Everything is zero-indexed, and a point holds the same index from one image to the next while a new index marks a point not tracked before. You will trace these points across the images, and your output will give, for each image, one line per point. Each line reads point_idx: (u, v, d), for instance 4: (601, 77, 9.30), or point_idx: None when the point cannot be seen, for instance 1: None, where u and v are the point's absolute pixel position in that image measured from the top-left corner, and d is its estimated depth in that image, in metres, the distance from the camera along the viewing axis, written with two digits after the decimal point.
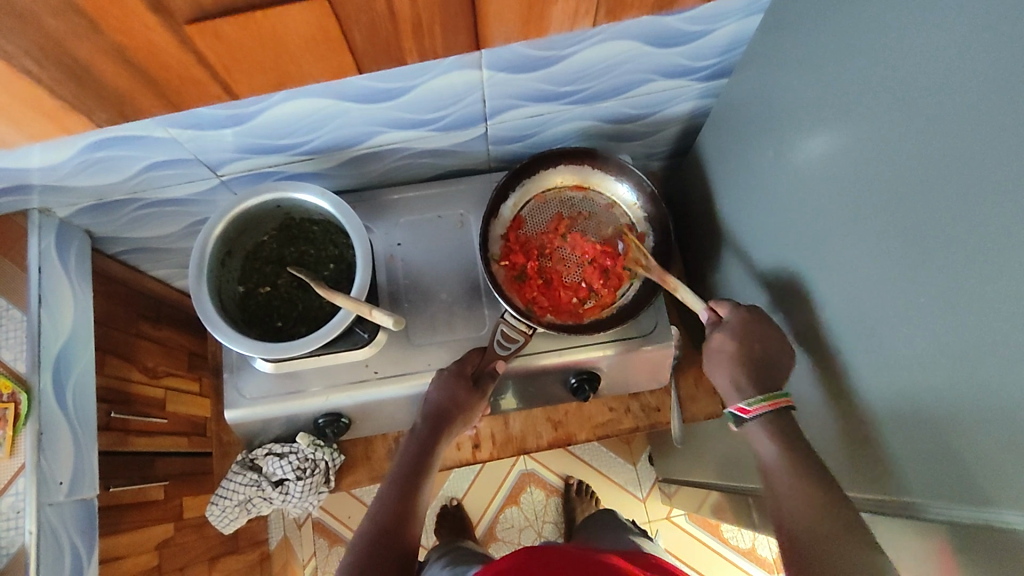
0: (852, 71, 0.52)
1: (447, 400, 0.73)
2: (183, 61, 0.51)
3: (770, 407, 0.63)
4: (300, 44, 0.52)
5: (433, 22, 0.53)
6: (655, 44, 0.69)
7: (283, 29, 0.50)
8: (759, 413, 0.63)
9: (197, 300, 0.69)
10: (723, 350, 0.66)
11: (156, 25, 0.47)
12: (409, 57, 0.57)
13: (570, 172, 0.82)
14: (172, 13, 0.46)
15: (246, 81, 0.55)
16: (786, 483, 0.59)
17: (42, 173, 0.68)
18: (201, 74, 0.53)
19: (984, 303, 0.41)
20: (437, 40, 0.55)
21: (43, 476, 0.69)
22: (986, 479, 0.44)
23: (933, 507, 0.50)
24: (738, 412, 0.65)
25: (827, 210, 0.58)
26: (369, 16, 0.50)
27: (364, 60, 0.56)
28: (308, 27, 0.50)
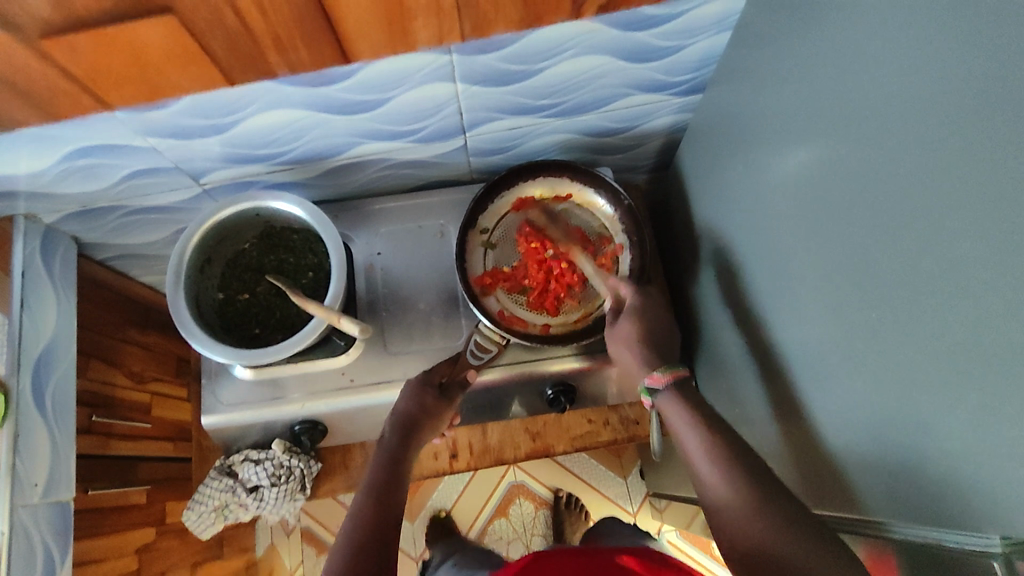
0: (809, 87, 0.52)
1: (415, 407, 0.71)
2: (49, 74, 0.53)
3: (674, 376, 0.64)
4: (161, 57, 0.53)
5: (291, 37, 0.54)
6: (629, 59, 0.69)
7: (139, 43, 0.51)
8: (668, 383, 0.64)
9: (173, 306, 0.70)
10: (625, 331, 0.69)
11: (6, 40, 0.48)
12: (277, 69, 0.58)
13: (547, 184, 0.82)
14: (22, 27, 0.47)
15: (116, 93, 0.57)
16: (748, 519, 0.52)
17: (28, 179, 0.70)
18: (70, 86, 0.55)
19: (922, 317, 0.41)
20: (300, 53, 0.56)
21: (18, 477, 0.69)
22: (934, 496, 0.43)
23: (891, 524, 0.49)
24: (651, 385, 0.65)
25: (789, 224, 0.58)
26: (223, 32, 0.51)
27: (231, 71, 0.57)
28: (164, 40, 0.51)
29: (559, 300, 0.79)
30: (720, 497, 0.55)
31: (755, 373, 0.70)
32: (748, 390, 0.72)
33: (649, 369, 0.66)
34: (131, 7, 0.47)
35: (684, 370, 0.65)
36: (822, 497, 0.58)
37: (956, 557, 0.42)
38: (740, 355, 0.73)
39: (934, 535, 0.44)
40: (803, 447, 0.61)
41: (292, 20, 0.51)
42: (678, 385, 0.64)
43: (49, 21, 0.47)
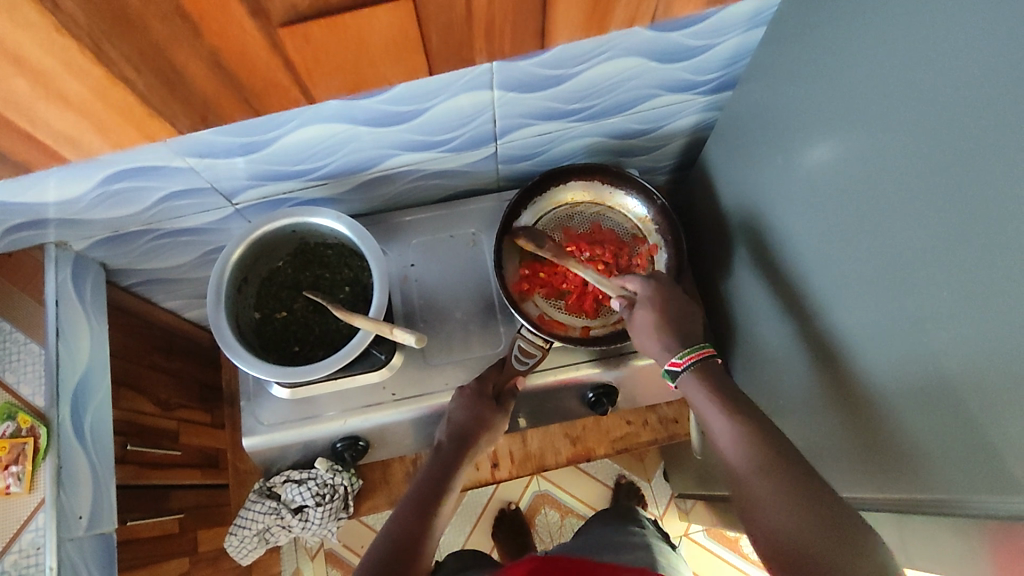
0: (856, 77, 0.53)
1: (472, 420, 0.72)
2: (268, 63, 0.50)
3: (694, 357, 0.67)
4: (381, 49, 0.51)
5: (507, 23, 0.52)
6: (660, 60, 0.70)
7: (369, 28, 0.48)
8: (687, 365, 0.66)
9: (215, 327, 0.69)
10: (646, 320, 0.70)
11: (250, 27, 0.45)
12: (478, 58, 0.56)
13: (581, 187, 0.83)
14: (268, 15, 0.45)
15: (323, 84, 0.54)
16: (761, 487, 0.55)
17: (59, 207, 0.69)
18: (283, 78, 0.52)
19: (999, 293, 0.42)
20: (506, 41, 0.54)
21: (62, 511, 0.67)
22: (1003, 470, 0.44)
23: (950, 499, 0.50)
24: (669, 367, 0.67)
25: (836, 214, 0.59)
26: (446, 16, 0.49)
27: (437, 60, 0.55)
28: (389, 30, 0.49)
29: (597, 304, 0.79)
30: (736, 461, 0.58)
31: (801, 364, 0.70)
32: (792, 382, 0.73)
33: (670, 353, 0.68)
34: None
35: (706, 349, 0.67)
36: (879, 480, 0.59)
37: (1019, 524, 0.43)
38: (782, 347, 0.74)
39: (994, 504, 0.45)
40: (856, 433, 0.61)
41: (516, 7, 0.50)
42: (701, 365, 0.66)
43: (298, 7, 0.45)
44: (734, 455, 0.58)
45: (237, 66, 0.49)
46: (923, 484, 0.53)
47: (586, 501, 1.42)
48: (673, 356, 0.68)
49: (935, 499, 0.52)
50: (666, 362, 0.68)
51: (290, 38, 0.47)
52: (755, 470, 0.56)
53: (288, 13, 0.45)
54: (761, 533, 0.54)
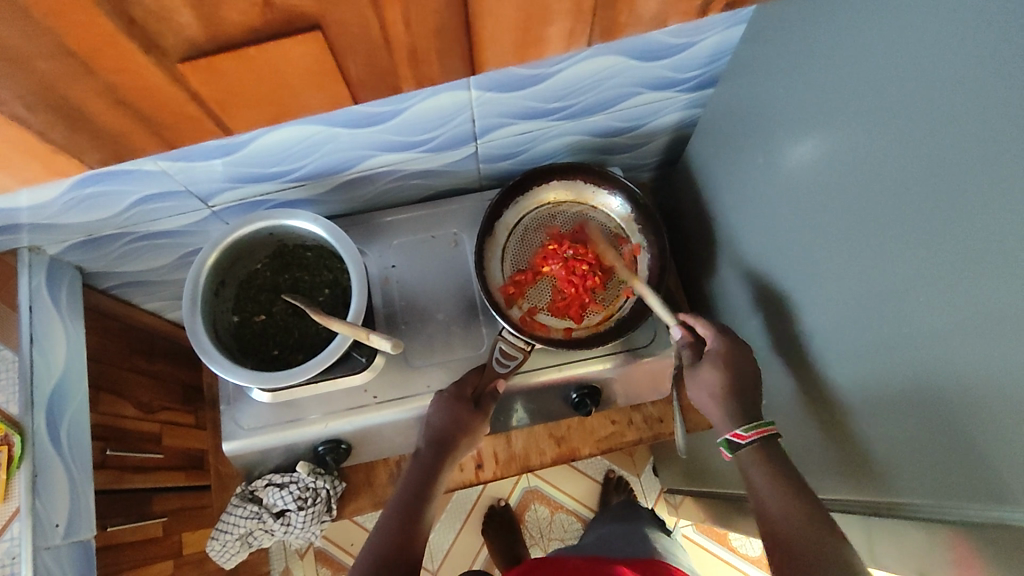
0: (836, 76, 0.52)
1: (450, 423, 0.71)
2: (177, 99, 0.44)
3: (759, 433, 0.62)
4: (300, 78, 0.45)
5: (431, 49, 0.45)
6: (641, 58, 0.69)
7: (279, 59, 0.42)
8: (752, 440, 0.61)
9: (192, 332, 0.68)
10: (712, 381, 0.65)
11: (149, 66, 0.40)
12: (404, 84, 0.48)
13: (563, 187, 0.82)
14: (164, 50, 0.40)
15: (241, 116, 0.48)
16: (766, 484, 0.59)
17: (32, 212, 0.68)
18: (191, 110, 0.46)
19: (979, 298, 0.42)
20: (435, 66, 0.47)
21: (39, 519, 0.67)
22: (985, 479, 0.44)
23: (931, 504, 0.50)
24: (733, 439, 0.62)
25: (818, 215, 0.58)
26: (365, 46, 0.43)
27: (362, 89, 0.48)
28: (307, 62, 0.43)
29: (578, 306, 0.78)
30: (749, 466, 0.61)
31: (783, 364, 0.70)
32: (775, 382, 0.73)
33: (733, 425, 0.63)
34: (277, 24, 0.40)
35: (774, 428, 0.62)
36: (860, 483, 0.60)
37: (1000, 534, 0.44)
38: (765, 347, 0.74)
39: (975, 512, 0.46)
40: (835, 434, 0.61)
41: (437, 29, 0.43)
42: (763, 444, 0.61)
43: (195, 41, 0.39)
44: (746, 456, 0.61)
45: (156, 112, 0.45)
46: (905, 488, 0.53)
47: (575, 497, 1.42)
48: (738, 427, 0.63)
49: (914, 504, 0.53)
50: (729, 432, 0.63)
51: (192, 69, 0.41)
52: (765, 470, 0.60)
53: (187, 49, 0.40)
54: (765, 523, 0.58)
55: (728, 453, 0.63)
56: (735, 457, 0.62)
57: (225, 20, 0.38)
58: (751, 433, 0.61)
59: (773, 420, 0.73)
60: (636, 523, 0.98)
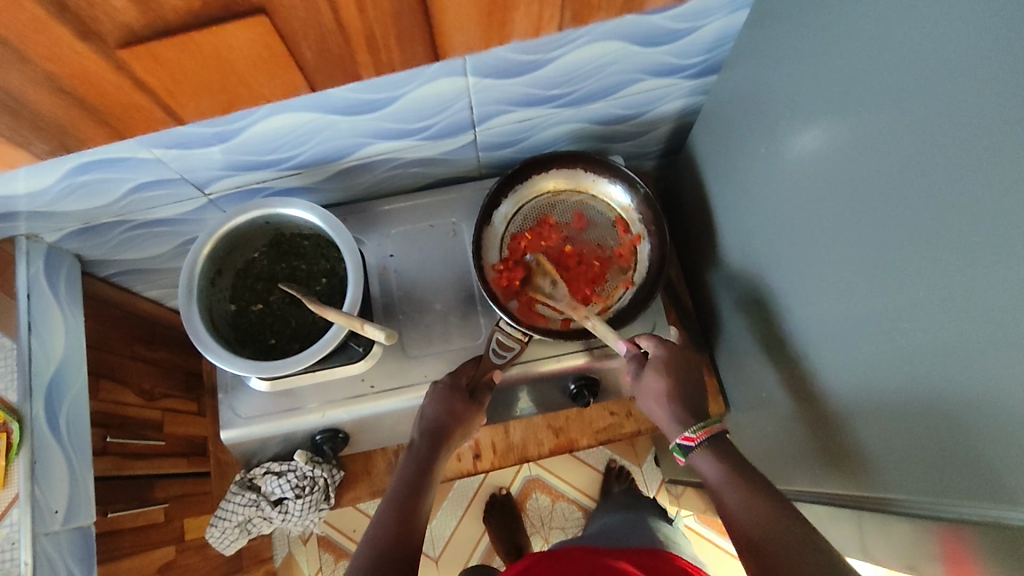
0: (841, 63, 0.51)
1: (445, 414, 0.71)
2: (122, 86, 0.48)
3: (707, 433, 0.63)
4: (246, 63, 0.49)
5: (389, 34, 0.49)
6: (642, 44, 0.68)
7: (228, 46, 0.46)
8: (701, 441, 0.63)
9: (188, 321, 0.68)
10: (654, 387, 0.67)
11: (85, 51, 0.43)
12: (364, 72, 0.53)
13: (562, 176, 0.81)
14: (102, 37, 0.42)
15: (192, 104, 0.52)
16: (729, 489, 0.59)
17: (28, 199, 0.67)
18: (143, 101, 0.50)
19: (982, 295, 0.41)
20: (394, 52, 0.51)
21: (37, 506, 0.67)
22: (976, 479, 0.43)
23: (923, 501, 0.50)
24: (684, 443, 0.64)
25: (820, 206, 0.57)
26: (315, 30, 0.47)
27: (317, 77, 0.52)
28: (250, 45, 0.47)
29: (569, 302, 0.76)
30: (711, 474, 0.61)
31: (782, 358, 0.69)
32: (773, 376, 0.72)
33: (683, 429, 0.64)
34: (219, 9, 0.43)
35: (719, 426, 0.64)
36: (852, 477, 0.59)
37: (991, 533, 0.43)
38: (765, 340, 0.73)
39: (966, 510, 0.45)
40: (833, 428, 0.60)
41: (393, 15, 0.47)
42: (714, 443, 0.63)
43: (132, 27, 0.42)
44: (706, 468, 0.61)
45: (97, 98, 0.48)
46: (896, 484, 0.52)
47: (577, 486, 1.42)
48: (686, 430, 0.64)
49: (906, 500, 0.52)
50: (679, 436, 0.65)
51: (137, 58, 0.45)
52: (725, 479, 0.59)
53: (125, 35, 0.43)
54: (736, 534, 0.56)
55: (679, 456, 0.65)
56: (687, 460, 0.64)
57: (163, 6, 0.41)
58: (702, 432, 0.63)
59: (771, 414, 0.73)
60: (638, 513, 0.98)
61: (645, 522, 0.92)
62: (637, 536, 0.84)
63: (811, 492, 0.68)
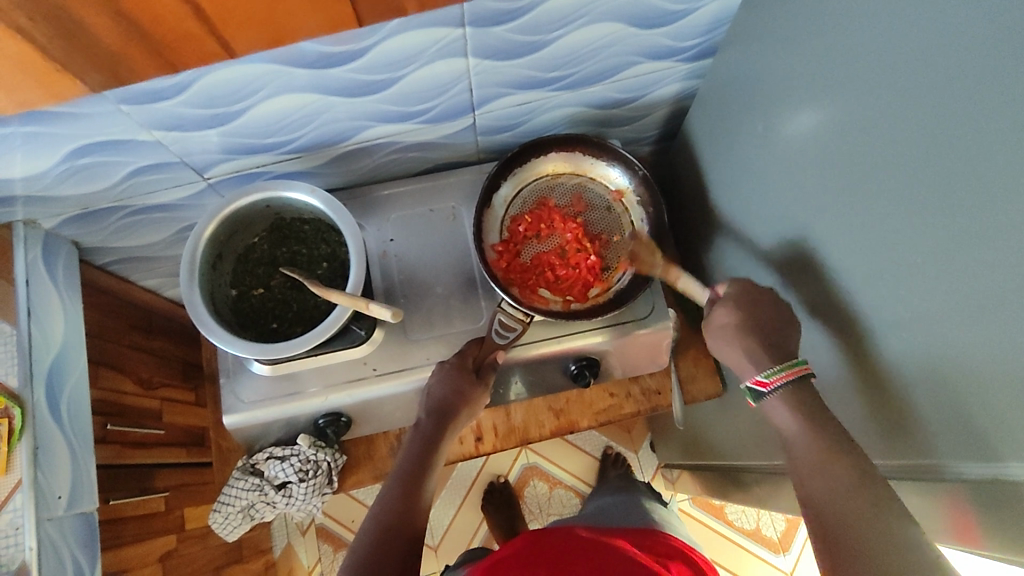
0: (836, 41, 0.52)
1: (450, 394, 0.71)
2: (177, 14, 0.48)
3: (788, 376, 0.60)
4: None
5: None
6: (640, 25, 0.69)
7: None
8: (778, 385, 0.60)
9: (190, 305, 0.68)
10: (727, 322, 0.64)
11: None
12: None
13: (561, 159, 0.82)
14: None
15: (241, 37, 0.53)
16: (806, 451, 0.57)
17: (25, 183, 0.67)
18: (195, 30, 0.50)
19: (979, 265, 0.42)
20: None
21: (40, 491, 0.67)
22: (981, 441, 0.45)
23: (931, 465, 0.51)
24: (757, 386, 0.61)
25: (819, 183, 0.58)
26: None
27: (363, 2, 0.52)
28: None
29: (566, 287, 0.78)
30: (790, 432, 0.59)
31: None
32: None
33: (757, 371, 0.62)
34: None
35: (803, 368, 0.61)
36: (869, 445, 0.60)
37: (998, 489, 0.44)
38: None
39: (970, 471, 0.47)
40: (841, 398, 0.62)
41: None
42: (795, 386, 0.60)
43: None
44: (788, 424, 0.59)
45: (151, 24, 0.49)
46: (909, 450, 0.54)
47: (574, 473, 1.43)
48: (760, 373, 0.62)
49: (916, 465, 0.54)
50: (752, 379, 0.63)
51: None
52: (806, 438, 0.57)
53: None
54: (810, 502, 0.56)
55: (751, 400, 0.63)
56: (759, 403, 0.62)
57: None
58: (778, 377, 0.60)
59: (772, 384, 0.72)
60: (637, 494, 0.99)
61: (641, 504, 0.93)
62: (636, 516, 0.85)
63: None
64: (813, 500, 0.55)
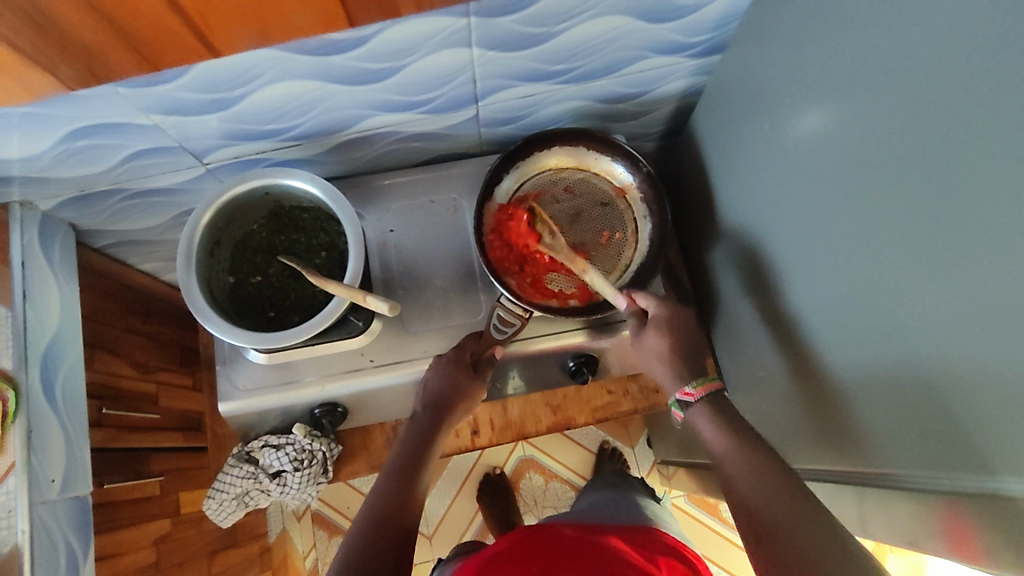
0: (847, 42, 0.51)
1: (448, 387, 0.71)
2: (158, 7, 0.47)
3: (707, 389, 0.66)
4: None
5: None
6: (648, 19, 0.67)
7: None
8: (700, 397, 0.66)
9: (186, 291, 0.67)
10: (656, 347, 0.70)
11: None
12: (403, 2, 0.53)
13: (565, 153, 0.81)
14: None
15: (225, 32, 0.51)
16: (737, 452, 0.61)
17: (22, 164, 0.66)
18: (175, 24, 0.49)
19: (982, 277, 0.41)
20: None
21: (34, 474, 0.67)
22: (975, 453, 0.44)
23: (920, 474, 0.50)
24: (682, 397, 0.67)
25: (822, 187, 0.57)
26: None
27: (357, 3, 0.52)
28: None
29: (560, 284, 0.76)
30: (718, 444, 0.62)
31: (780, 338, 0.70)
32: (771, 358, 0.73)
33: (682, 383, 0.68)
34: None
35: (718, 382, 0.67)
36: (856, 455, 0.59)
37: (990, 503, 0.43)
38: (763, 321, 0.73)
39: (961, 482, 0.46)
40: (833, 405, 0.61)
41: None
42: (712, 399, 0.66)
43: None
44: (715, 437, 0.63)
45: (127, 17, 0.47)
46: (894, 458, 0.53)
47: (569, 466, 1.43)
48: (686, 385, 0.68)
49: (902, 474, 0.53)
50: (678, 392, 0.68)
51: None
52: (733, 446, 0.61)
53: None
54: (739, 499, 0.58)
55: (678, 411, 0.69)
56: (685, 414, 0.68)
57: None
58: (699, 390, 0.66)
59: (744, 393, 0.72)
60: (631, 490, 0.99)
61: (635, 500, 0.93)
62: (627, 512, 0.85)
63: (809, 471, 0.68)
64: (751, 504, 0.57)
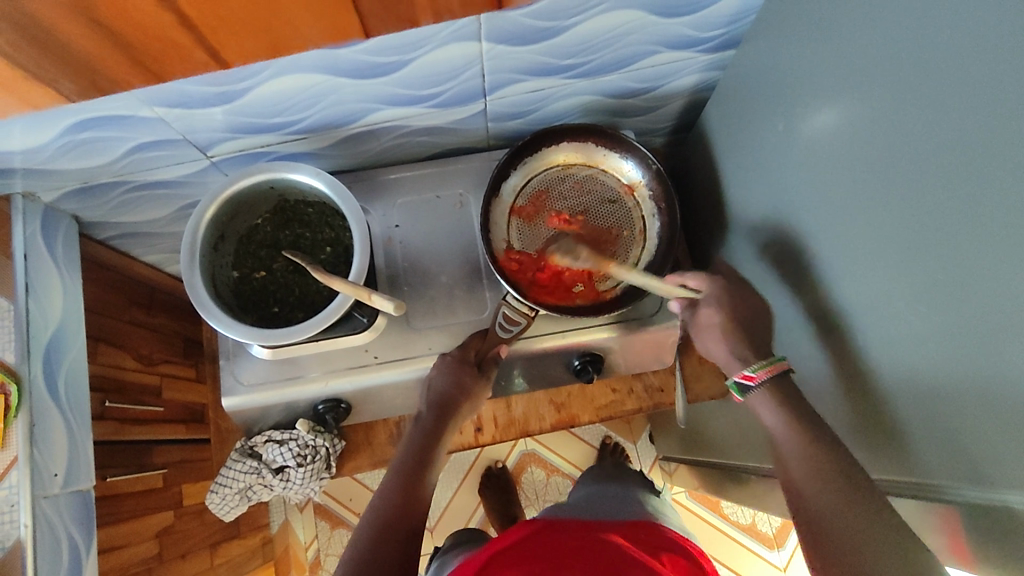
0: (865, 41, 0.49)
1: (452, 386, 0.70)
2: (164, 23, 0.46)
3: (768, 373, 0.64)
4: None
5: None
6: (661, 14, 0.66)
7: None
8: (762, 380, 0.64)
9: (190, 286, 0.66)
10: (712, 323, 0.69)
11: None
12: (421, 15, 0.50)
13: (574, 149, 0.80)
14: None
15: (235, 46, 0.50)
16: (795, 452, 0.59)
17: (25, 156, 0.65)
18: (186, 40, 0.48)
19: (1000, 286, 0.40)
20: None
21: (37, 468, 0.66)
22: (991, 463, 0.44)
23: (945, 486, 0.50)
24: (743, 381, 0.65)
25: (836, 189, 0.56)
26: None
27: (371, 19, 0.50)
28: None
29: (571, 281, 0.75)
30: (779, 438, 0.61)
31: (789, 340, 0.69)
32: (779, 359, 0.72)
33: (743, 367, 0.65)
34: None
35: (783, 364, 0.65)
36: (869, 458, 0.59)
37: (1010, 519, 0.43)
38: (772, 321, 0.73)
39: (984, 497, 0.46)
40: (843, 409, 0.60)
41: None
42: (774, 384, 0.64)
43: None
44: (778, 433, 0.61)
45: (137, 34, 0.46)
46: (918, 468, 0.53)
47: (572, 462, 1.43)
48: (748, 368, 0.65)
49: (927, 485, 0.52)
50: (740, 375, 0.66)
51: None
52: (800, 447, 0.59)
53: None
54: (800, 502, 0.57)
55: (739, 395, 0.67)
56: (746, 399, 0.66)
57: None
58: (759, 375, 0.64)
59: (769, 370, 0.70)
60: (634, 488, 0.99)
61: (639, 498, 0.92)
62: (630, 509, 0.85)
63: None
64: (812, 505, 0.56)
